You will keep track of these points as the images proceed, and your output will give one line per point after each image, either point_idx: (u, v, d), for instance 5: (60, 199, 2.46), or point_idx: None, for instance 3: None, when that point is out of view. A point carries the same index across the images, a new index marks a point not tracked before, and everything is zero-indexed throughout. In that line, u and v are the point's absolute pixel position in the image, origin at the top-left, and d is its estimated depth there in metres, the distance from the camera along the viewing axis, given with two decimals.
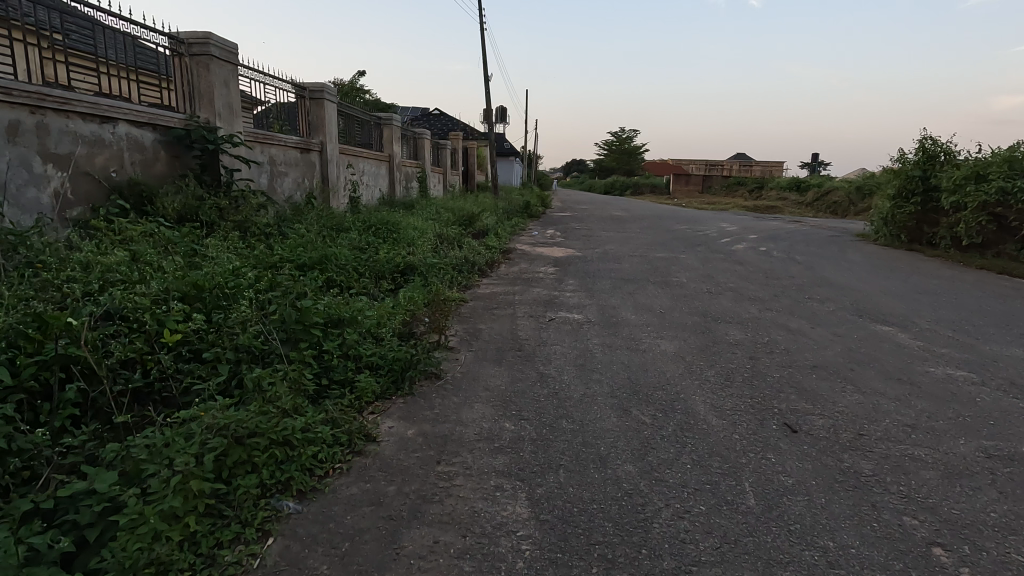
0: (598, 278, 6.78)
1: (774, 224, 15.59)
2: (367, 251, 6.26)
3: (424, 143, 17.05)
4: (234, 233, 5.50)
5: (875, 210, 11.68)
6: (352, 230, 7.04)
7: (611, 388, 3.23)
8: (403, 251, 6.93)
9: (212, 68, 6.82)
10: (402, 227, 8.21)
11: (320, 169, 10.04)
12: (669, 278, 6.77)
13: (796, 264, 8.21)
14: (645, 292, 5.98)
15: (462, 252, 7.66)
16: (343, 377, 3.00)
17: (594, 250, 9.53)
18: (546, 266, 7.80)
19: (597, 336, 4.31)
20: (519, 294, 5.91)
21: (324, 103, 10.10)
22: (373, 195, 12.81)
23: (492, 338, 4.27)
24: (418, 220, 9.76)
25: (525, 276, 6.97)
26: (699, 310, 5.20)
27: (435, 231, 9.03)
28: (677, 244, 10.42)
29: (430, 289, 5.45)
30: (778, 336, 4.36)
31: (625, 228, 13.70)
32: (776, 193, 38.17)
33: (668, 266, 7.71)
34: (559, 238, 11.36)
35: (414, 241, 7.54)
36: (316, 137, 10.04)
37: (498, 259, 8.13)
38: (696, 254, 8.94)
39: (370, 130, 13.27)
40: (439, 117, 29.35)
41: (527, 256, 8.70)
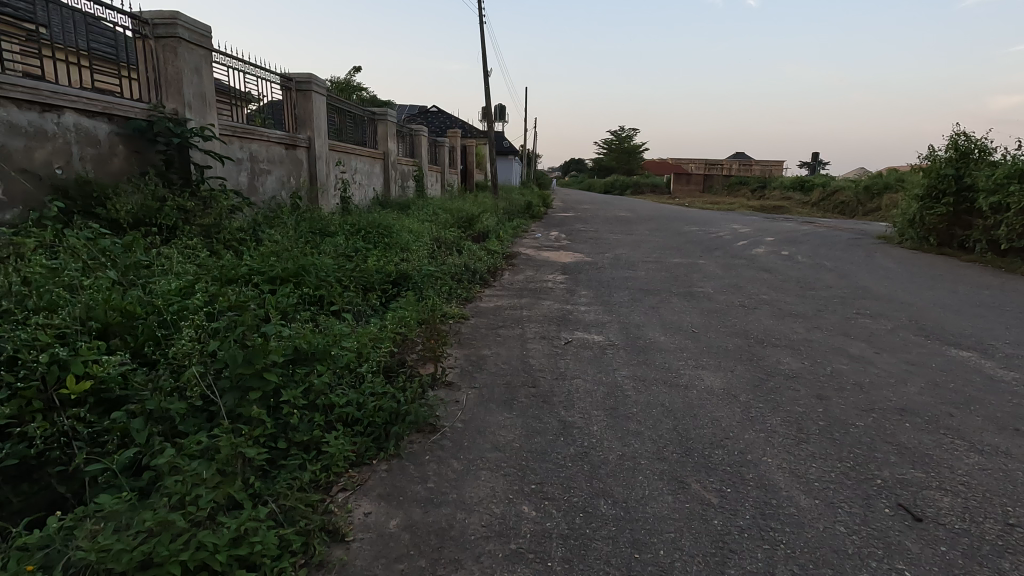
0: (615, 288, 6.07)
1: (787, 225, 14.92)
2: (353, 259, 5.53)
3: (421, 140, 16.31)
4: (197, 240, 4.76)
5: (900, 212, 11.00)
6: (338, 234, 6.31)
7: (656, 447, 2.50)
8: (396, 258, 6.21)
9: (180, 52, 6.07)
10: (394, 230, 7.48)
11: (308, 167, 9.30)
12: (694, 289, 6.05)
13: (827, 271, 7.50)
14: (671, 307, 5.27)
15: (462, 259, 6.93)
16: (306, 439, 2.27)
17: (605, 255, 8.81)
18: (554, 273, 7.08)
19: (625, 366, 3.59)
20: (526, 308, 5.20)
21: (312, 96, 9.34)
22: (366, 194, 12.07)
23: (499, 368, 3.55)
24: (413, 222, 9.02)
25: (532, 286, 6.25)
26: (737, 330, 4.47)
27: (431, 234, 8.31)
28: (692, 248, 9.71)
29: (424, 304, 4.72)
30: (841, 365, 3.64)
31: (633, 230, 12.99)
32: (780, 193, 37.52)
33: (689, 274, 6.99)
34: (565, 241, 10.64)
35: (408, 247, 6.81)
36: (304, 132, 9.30)
37: (501, 265, 7.41)
38: (716, 260, 8.23)
39: (364, 126, 12.52)
40: (437, 115, 28.62)
41: (532, 261, 7.98)
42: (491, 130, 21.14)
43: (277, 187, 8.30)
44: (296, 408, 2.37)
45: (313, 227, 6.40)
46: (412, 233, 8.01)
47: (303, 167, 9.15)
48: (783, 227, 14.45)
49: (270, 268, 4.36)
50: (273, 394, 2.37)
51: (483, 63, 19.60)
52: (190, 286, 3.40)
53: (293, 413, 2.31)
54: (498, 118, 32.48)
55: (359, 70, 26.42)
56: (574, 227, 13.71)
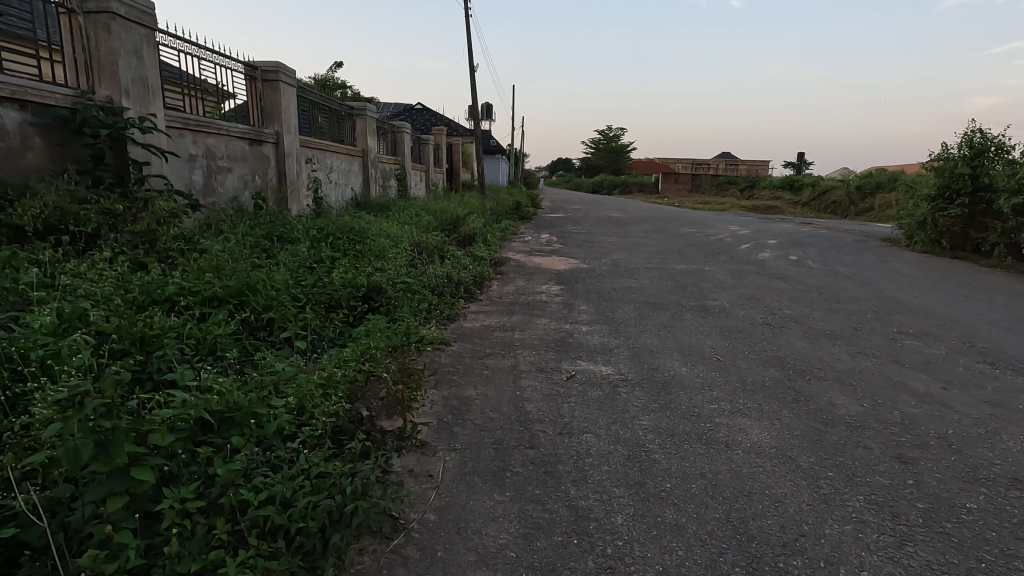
0: (618, 302, 5.34)
1: (786, 226, 14.36)
2: (318, 272, 4.76)
3: (403, 137, 15.50)
4: (120, 254, 3.96)
5: (910, 213, 10.43)
6: (301, 241, 5.51)
7: (709, 558, 1.77)
8: (368, 267, 5.42)
9: (115, 30, 5.22)
10: (368, 234, 6.71)
11: (275, 164, 8.47)
12: (707, 302, 5.34)
13: (847, 279, 6.86)
14: (686, 326, 4.54)
15: (445, 268, 6.18)
16: (194, 569, 1.50)
17: (602, 260, 8.08)
18: (548, 284, 6.33)
19: (646, 412, 2.86)
20: (518, 329, 4.45)
21: (280, 86, 8.49)
22: (343, 195, 11.24)
23: (486, 417, 2.79)
24: (392, 225, 8.23)
25: (525, 299, 5.50)
26: (770, 357, 3.76)
27: (412, 238, 7.54)
28: (695, 252, 9.03)
29: (395, 327, 3.96)
30: (911, 409, 2.93)
31: (628, 232, 12.31)
32: (770, 193, 37.20)
33: (697, 284, 6.28)
34: (557, 245, 9.91)
35: (383, 255, 6.02)
36: (271, 127, 8.46)
37: (489, 274, 6.65)
38: (724, 266, 7.56)
39: (341, 121, 11.68)
40: (422, 112, 27.77)
41: (522, 269, 7.25)
42: (477, 128, 20.35)
43: (239, 187, 7.47)
44: (185, 516, 1.62)
45: (273, 232, 5.61)
46: (390, 238, 7.26)
47: (270, 164, 8.31)
48: (783, 228, 13.86)
49: (206, 283, 3.59)
50: (149, 494, 1.60)
51: (469, 58, 18.82)
52: (66, 323, 2.60)
53: (179, 524, 1.56)
54: (484, 116, 31.75)
55: (341, 66, 25.48)
56: (566, 230, 12.99)
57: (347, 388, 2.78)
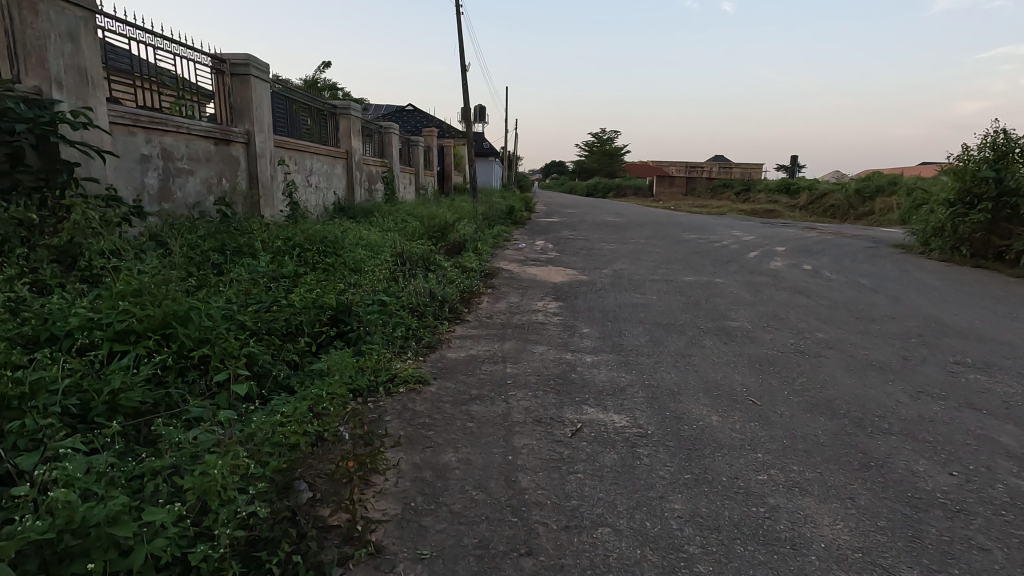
0: (626, 324, 4.67)
1: (791, 232, 13.78)
2: (276, 292, 4.07)
3: (391, 138, 14.82)
4: (26, 275, 3.25)
5: (927, 218, 9.89)
6: (262, 253, 4.81)
7: None
8: (337, 284, 4.73)
9: (43, 10, 4.50)
10: (345, 242, 6.03)
11: (246, 166, 7.76)
12: (727, 324, 4.70)
13: (873, 292, 6.24)
14: (707, 356, 3.89)
15: (428, 282, 5.49)
16: None
17: (602, 271, 7.44)
18: (545, 300, 5.65)
19: (676, 489, 2.19)
20: (512, 359, 3.77)
21: (251, 81, 7.77)
22: (324, 199, 10.54)
23: (468, 499, 2.11)
24: (374, 233, 7.54)
25: (519, 320, 4.82)
26: (816, 399, 3.10)
27: (395, 247, 6.88)
28: (701, 261, 8.40)
29: (359, 365, 3.27)
30: (1016, 480, 2.28)
31: (628, 238, 11.67)
32: (766, 196, 36.78)
33: (712, 300, 5.63)
34: (553, 253, 9.24)
35: (357, 268, 5.33)
36: (241, 126, 7.74)
37: (479, 288, 5.96)
38: (736, 279, 6.93)
39: (323, 121, 10.97)
40: (413, 113, 27.09)
41: (516, 281, 6.58)
42: (469, 130, 19.69)
43: (203, 192, 6.76)
44: None
45: (233, 241, 4.92)
46: (370, 246, 6.59)
47: (239, 166, 7.59)
48: (788, 234, 13.27)
49: (122, 312, 2.90)
50: None
51: (460, 57, 18.16)
52: None
53: None
54: (477, 118, 31.14)
55: (329, 65, 24.70)
56: (561, 236, 12.32)
57: (281, 464, 2.09)
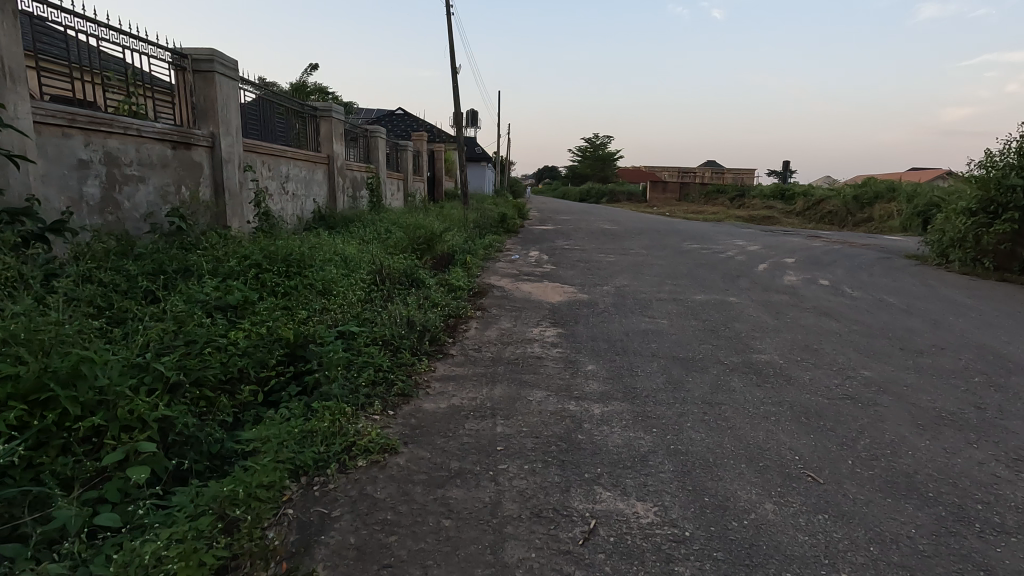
0: (637, 360, 3.98)
1: (795, 241, 13.19)
2: (216, 327, 3.34)
3: (377, 142, 14.12)
4: None
5: (946, 228, 9.30)
6: (211, 277, 4.09)
7: None
8: (297, 314, 4.02)
9: None
10: (314, 258, 5.33)
11: (210, 172, 7.02)
12: (754, 359, 4.03)
13: (907, 314, 5.60)
14: (740, 405, 3.20)
15: (407, 306, 4.79)
16: None
17: (604, 288, 6.77)
18: (542, 325, 4.96)
19: None
20: (503, 411, 3.07)
21: (216, 79, 7.03)
22: (302, 207, 9.81)
23: None
24: (351, 246, 6.84)
25: (511, 354, 4.12)
26: (892, 476, 2.42)
27: (373, 262, 6.17)
28: (709, 276, 7.75)
29: (307, 430, 2.56)
30: None
31: (627, 248, 11.03)
32: (760, 202, 36.34)
33: (730, 326, 4.96)
34: (548, 266, 8.55)
35: (324, 293, 4.63)
36: (205, 128, 7.00)
37: (466, 312, 5.27)
38: (751, 298, 6.27)
39: (301, 124, 10.25)
40: (403, 118, 26.38)
41: (509, 302, 5.89)
42: (460, 134, 19.02)
43: (156, 201, 6.03)
44: None
45: (177, 260, 4.19)
46: (344, 262, 5.91)
47: (202, 172, 6.85)
48: (793, 243, 12.67)
49: None
50: None
51: (450, 58, 17.49)
52: None
53: None
54: (468, 123, 30.49)
55: (315, 69, 23.93)
56: (556, 245, 11.66)
57: None
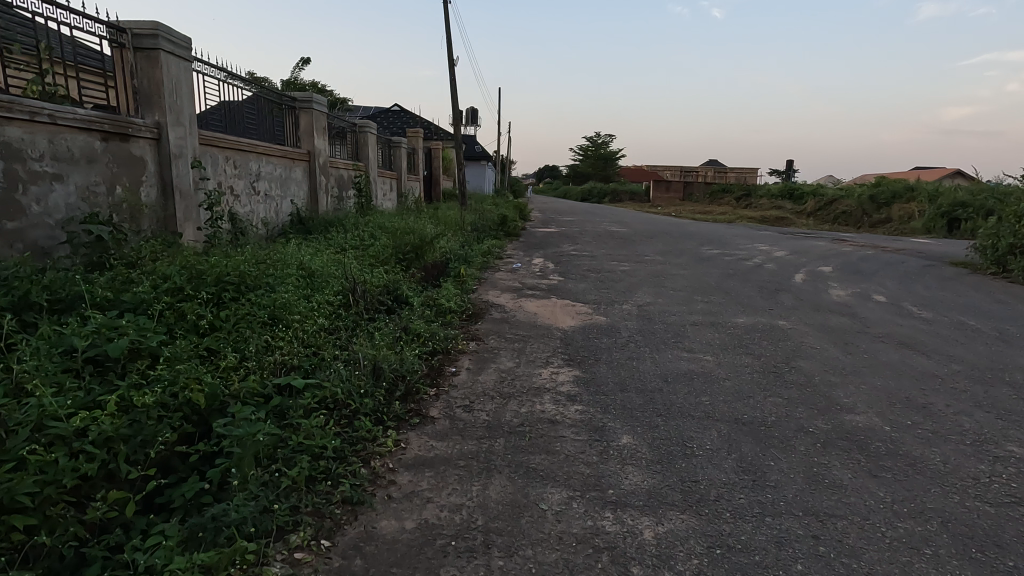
0: (688, 428, 2.87)
1: (820, 245, 12.12)
2: (72, 398, 2.24)
3: (366, 138, 13.01)
4: None
5: (1006, 233, 8.19)
6: (100, 311, 2.99)
7: None
8: (213, 367, 2.93)
9: None
10: (262, 277, 4.23)
11: (155, 169, 5.92)
12: (850, 425, 2.92)
13: (1008, 345, 4.50)
14: (865, 522, 2.09)
15: (376, 344, 3.67)
16: None
17: (624, 307, 5.65)
18: (553, 365, 3.86)
19: None
20: (502, 539, 1.97)
21: (163, 58, 5.92)
22: (277, 210, 8.70)
23: None
24: (321, 258, 5.75)
25: (513, 416, 3.01)
26: None
27: (345, 279, 5.08)
28: (743, 291, 6.64)
29: None
30: None
31: (642, 255, 9.91)
32: (769, 202, 35.16)
33: (796, 366, 3.85)
34: (555, 278, 7.44)
35: (265, 330, 3.54)
36: (149, 117, 5.90)
37: (455, 347, 4.16)
38: (804, 322, 5.17)
39: (277, 116, 9.14)
40: (399, 114, 25.27)
41: (511, 329, 4.79)
42: (458, 131, 17.92)
43: (79, 205, 4.92)
44: None
45: (57, 287, 3.09)
46: (307, 281, 4.82)
47: (144, 169, 5.75)
48: (820, 248, 11.57)
49: None
50: None
51: (449, 50, 16.39)
52: None
53: None
54: (466, 121, 29.39)
55: (306, 64, 22.79)
56: (563, 251, 10.55)
57: None
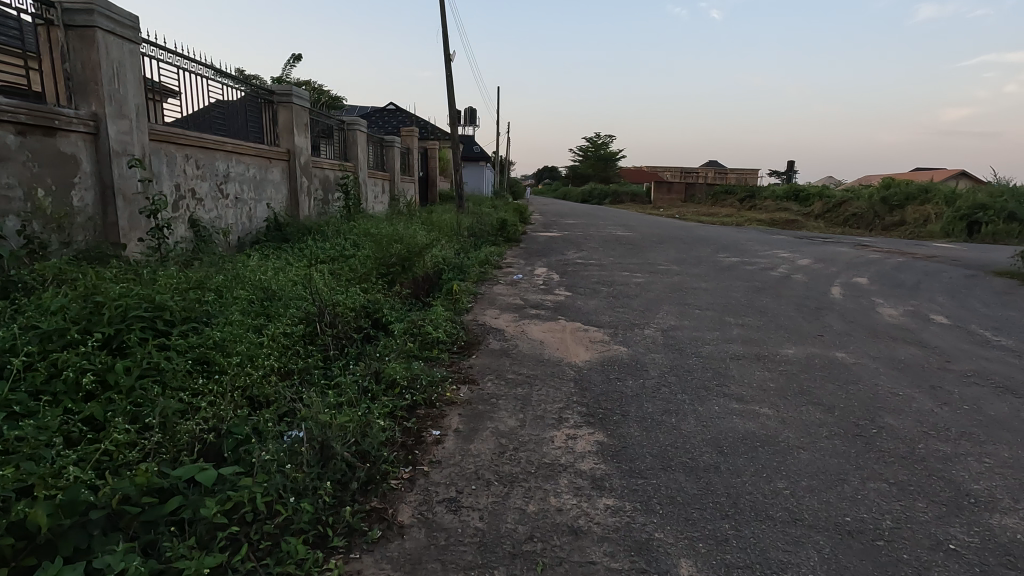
0: (774, 545, 1.97)
1: (845, 251, 11.25)
2: None
3: (355, 137, 12.11)
4: None
5: None
6: None
7: None
8: (80, 461, 2.03)
9: None
10: (194, 308, 3.33)
11: (92, 170, 5.02)
12: (1008, 537, 2.03)
13: None
14: None
15: (333, 402, 2.76)
16: None
17: (647, 333, 4.76)
18: (568, 425, 2.96)
19: None
20: None
21: (99, 38, 4.99)
22: (249, 215, 7.79)
23: None
24: (286, 276, 4.86)
25: (518, 520, 2.11)
26: None
27: (308, 304, 4.17)
28: (780, 310, 5.76)
29: None
30: None
31: (655, 264, 9.02)
32: (774, 203, 34.34)
33: (886, 425, 2.96)
34: (562, 293, 6.55)
35: (182, 388, 2.64)
36: (84, 107, 4.98)
37: (442, 395, 3.26)
38: (867, 352, 4.29)
39: (251, 110, 8.22)
40: (394, 113, 24.37)
41: (514, 364, 3.90)
42: (455, 129, 17.04)
43: None
44: None
45: None
46: (260, 309, 3.91)
47: (76, 169, 4.85)
48: (845, 254, 10.68)
49: None
50: None
51: (445, 44, 15.49)
52: None
53: None
54: (464, 120, 28.52)
55: (296, 60, 21.81)
56: (567, 259, 9.67)
57: None
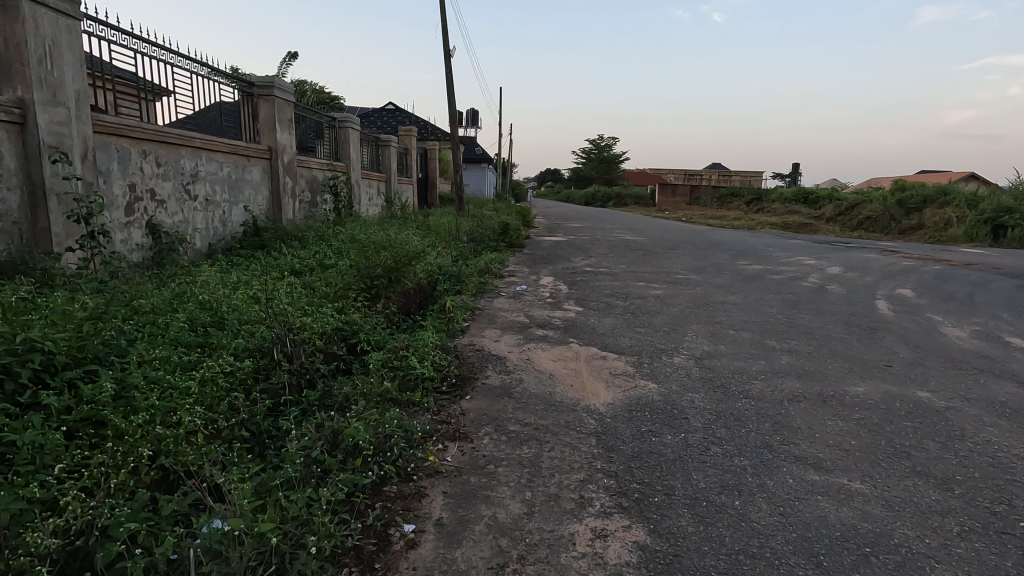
0: None
1: (875, 258, 10.38)
2: None
3: (348, 135, 11.30)
4: None
5: None
6: None
7: None
8: None
9: None
10: (96, 344, 2.52)
11: (18, 167, 4.23)
12: None
13: None
14: None
15: (260, 488, 1.95)
16: None
17: (679, 363, 3.93)
18: (594, 512, 2.14)
19: None
20: None
21: (24, 9, 4.17)
22: (223, 219, 7.01)
23: None
24: (244, 292, 4.04)
25: None
26: None
27: (262, 329, 3.35)
28: (827, 330, 4.92)
29: None
30: None
31: (672, 272, 8.20)
32: (783, 206, 33.46)
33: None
34: (572, 308, 5.73)
35: (39, 474, 1.84)
36: (7, 92, 4.18)
37: (423, 463, 2.44)
38: (955, 390, 3.46)
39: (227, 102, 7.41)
40: (394, 113, 23.61)
41: (518, 410, 3.08)
42: (455, 128, 16.26)
43: None
44: None
45: None
46: (199, 338, 3.10)
47: None
48: (877, 261, 9.84)
49: None
50: None
51: (444, 39, 14.73)
52: None
53: None
54: (466, 121, 27.75)
55: (292, 59, 21.09)
56: (575, 266, 8.86)
57: None
